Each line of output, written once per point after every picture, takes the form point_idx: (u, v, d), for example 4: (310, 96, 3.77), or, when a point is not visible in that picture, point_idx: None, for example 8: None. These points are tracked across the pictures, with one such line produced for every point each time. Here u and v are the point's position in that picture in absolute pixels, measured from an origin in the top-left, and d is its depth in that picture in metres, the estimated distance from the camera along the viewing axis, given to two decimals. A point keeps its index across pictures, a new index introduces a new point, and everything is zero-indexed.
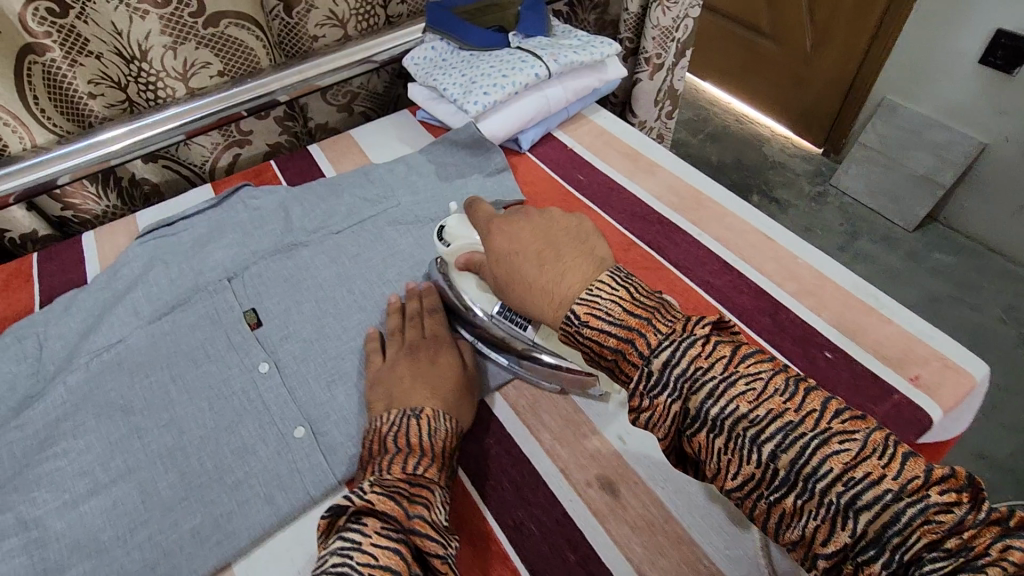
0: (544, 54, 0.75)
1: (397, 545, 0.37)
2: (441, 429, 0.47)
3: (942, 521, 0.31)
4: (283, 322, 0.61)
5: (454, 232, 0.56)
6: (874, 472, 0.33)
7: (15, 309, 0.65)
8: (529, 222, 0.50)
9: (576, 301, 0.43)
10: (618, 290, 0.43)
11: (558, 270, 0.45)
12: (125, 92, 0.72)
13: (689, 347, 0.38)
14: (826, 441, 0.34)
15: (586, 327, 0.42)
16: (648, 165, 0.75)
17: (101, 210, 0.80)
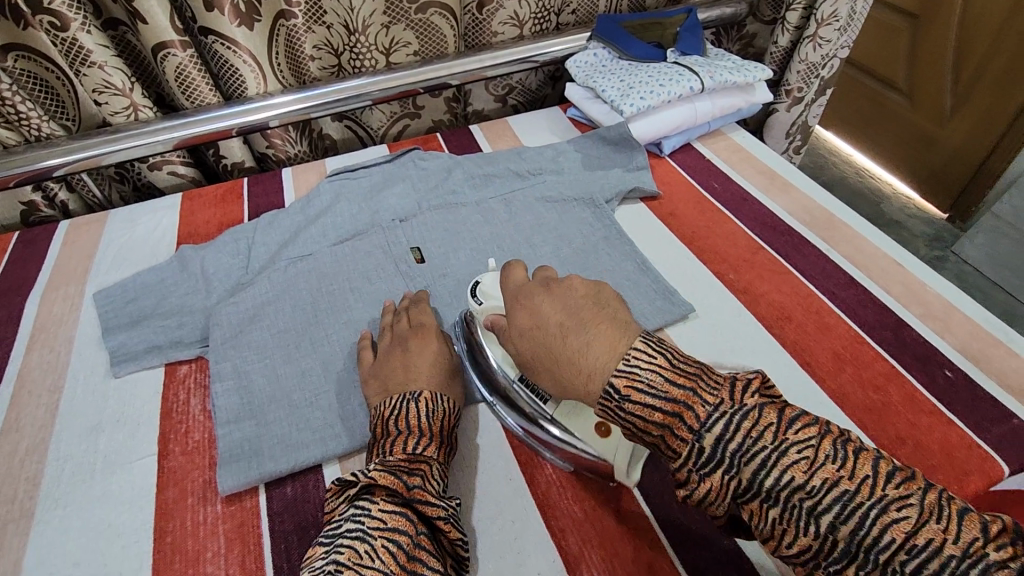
0: (700, 71, 0.82)
1: (402, 510, 0.42)
2: (440, 409, 0.51)
3: (909, 515, 0.32)
4: (442, 262, 0.71)
5: (488, 290, 0.57)
6: (845, 479, 0.33)
7: (229, 216, 0.79)
8: (549, 294, 0.48)
9: (613, 373, 0.40)
10: (655, 357, 0.40)
11: (579, 330, 0.44)
12: (339, 58, 0.87)
13: (742, 419, 0.36)
14: (788, 450, 0.35)
15: (627, 402, 0.39)
16: (783, 184, 0.80)
17: (293, 153, 0.94)
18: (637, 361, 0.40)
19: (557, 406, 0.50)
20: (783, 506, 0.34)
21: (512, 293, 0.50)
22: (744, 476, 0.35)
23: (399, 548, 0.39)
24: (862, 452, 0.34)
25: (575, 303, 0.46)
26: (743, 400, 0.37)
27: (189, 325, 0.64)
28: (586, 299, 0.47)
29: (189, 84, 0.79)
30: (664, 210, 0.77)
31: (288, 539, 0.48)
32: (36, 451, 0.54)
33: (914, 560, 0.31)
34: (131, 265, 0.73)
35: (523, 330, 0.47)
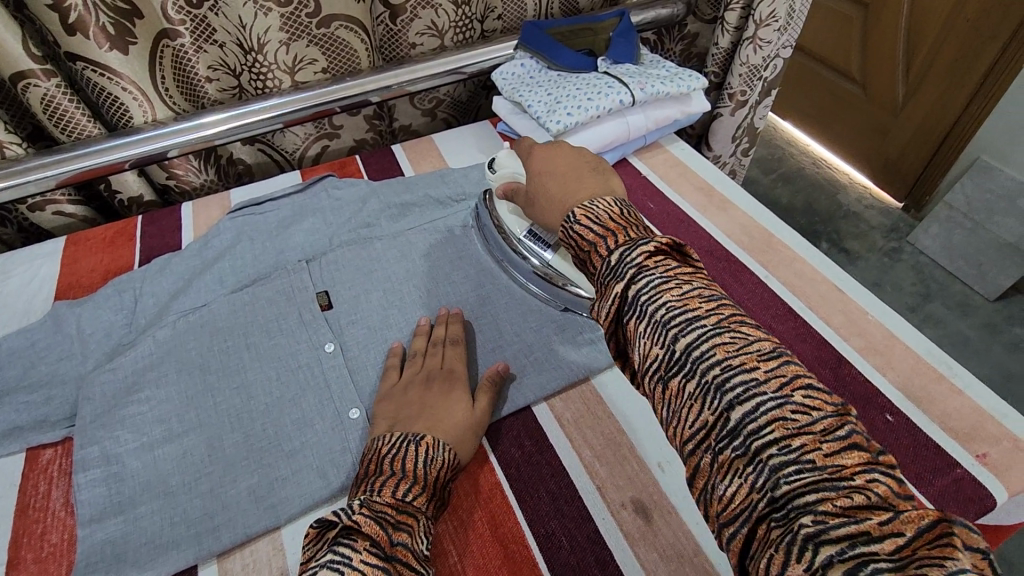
0: (631, 81, 0.77)
1: (383, 565, 0.38)
2: (440, 458, 0.46)
3: (803, 421, 0.32)
4: (352, 307, 0.65)
5: (502, 162, 0.67)
6: (763, 371, 0.34)
7: (117, 263, 0.71)
8: (566, 156, 0.56)
9: (575, 207, 0.46)
10: (613, 209, 0.46)
11: (577, 189, 0.51)
12: (238, 79, 0.79)
13: (649, 264, 0.40)
14: (724, 332, 0.36)
15: (575, 223, 0.45)
16: (721, 202, 0.75)
17: (200, 183, 0.86)
18: (597, 204, 0.46)
19: (559, 257, 0.62)
20: (701, 383, 0.35)
21: (529, 149, 0.60)
22: (680, 349, 0.36)
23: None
24: (793, 366, 0.34)
25: (584, 166, 0.54)
26: (657, 238, 0.41)
27: (56, 399, 0.56)
28: (590, 165, 0.54)
29: (63, 116, 0.70)
30: None
31: None
32: None
33: (787, 456, 0.31)
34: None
35: (533, 182, 0.56)
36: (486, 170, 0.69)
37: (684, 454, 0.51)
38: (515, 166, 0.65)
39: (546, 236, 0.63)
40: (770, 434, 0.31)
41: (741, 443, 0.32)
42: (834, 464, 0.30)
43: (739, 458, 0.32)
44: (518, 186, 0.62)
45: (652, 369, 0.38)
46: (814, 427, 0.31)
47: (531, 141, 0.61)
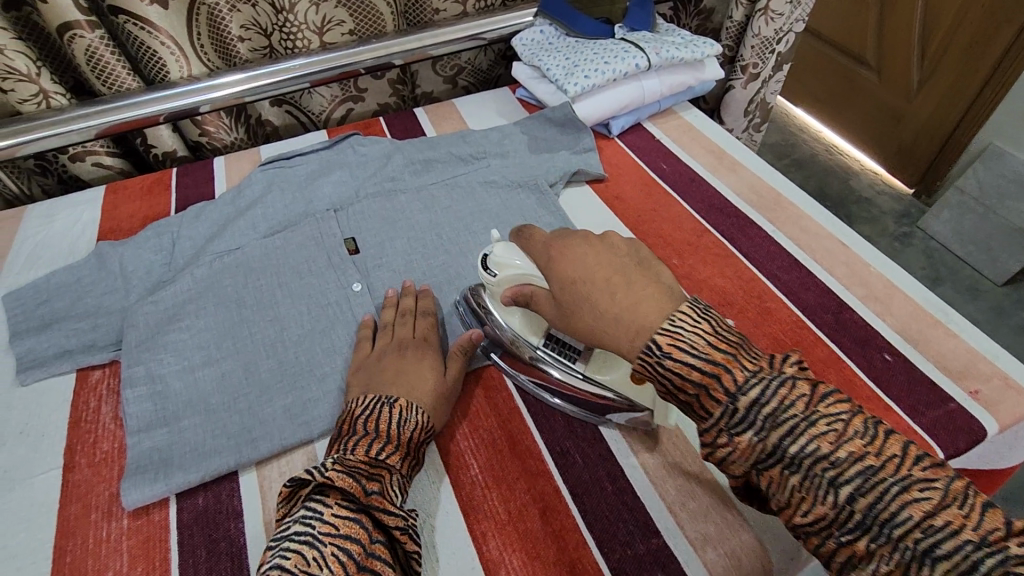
0: (648, 47, 0.79)
1: (357, 516, 0.39)
2: (413, 419, 0.47)
3: (932, 497, 0.32)
4: (378, 252, 0.68)
5: (501, 259, 0.52)
6: (874, 456, 0.34)
7: (155, 210, 0.75)
8: (593, 246, 0.46)
9: (657, 331, 0.39)
10: (700, 321, 0.39)
11: (630, 297, 0.42)
12: (269, 39, 0.83)
13: (780, 386, 0.36)
14: (817, 421, 0.35)
15: (668, 359, 0.38)
16: (732, 163, 0.77)
17: (230, 141, 0.89)
18: (682, 323, 0.39)
19: (586, 364, 0.50)
20: (804, 473, 0.35)
21: (543, 244, 0.49)
22: (769, 442, 0.36)
23: (349, 557, 0.36)
24: (894, 436, 0.35)
25: (619, 263, 0.45)
26: (780, 369, 0.37)
27: (103, 327, 0.60)
28: (629, 258, 0.46)
29: (105, 68, 0.74)
30: (610, 194, 0.74)
31: (196, 553, 0.45)
32: None
33: (929, 537, 0.31)
34: (47, 264, 0.68)
35: (563, 291, 0.45)
36: (479, 268, 0.54)
37: None
38: (521, 264, 0.51)
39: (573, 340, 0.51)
40: (906, 517, 0.32)
41: (876, 531, 0.33)
42: (959, 521, 0.31)
43: (878, 544, 0.32)
44: (534, 292, 0.49)
45: (737, 458, 0.37)
46: (938, 498, 0.32)
47: (543, 231, 0.51)
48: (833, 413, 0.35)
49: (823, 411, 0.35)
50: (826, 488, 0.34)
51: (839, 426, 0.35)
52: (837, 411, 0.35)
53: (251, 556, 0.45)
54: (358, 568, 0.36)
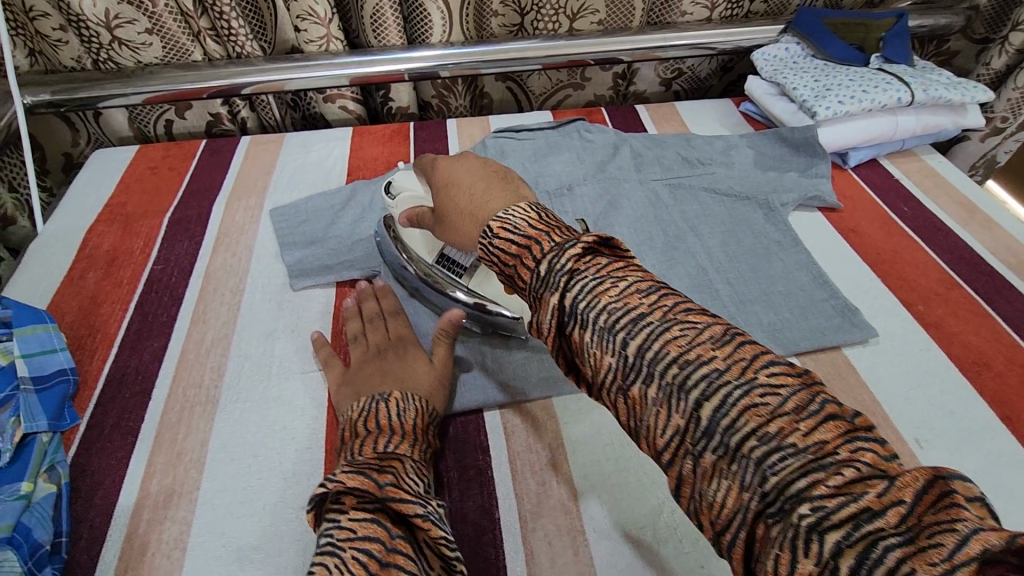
0: (913, 82, 0.76)
1: (373, 514, 0.37)
2: (411, 407, 0.48)
3: (774, 404, 0.28)
4: (608, 235, 0.69)
5: (400, 186, 0.58)
6: (719, 358, 0.30)
7: (397, 157, 0.81)
8: (462, 166, 0.50)
9: (493, 218, 0.40)
10: (531, 212, 0.40)
11: (482, 195, 0.45)
12: (522, 17, 0.87)
13: (573, 251, 0.36)
14: (672, 326, 0.32)
15: (494, 237, 0.39)
16: (985, 220, 0.72)
17: (455, 107, 0.95)
18: (514, 210, 0.40)
19: (470, 278, 0.57)
20: (645, 374, 0.32)
21: (430, 168, 0.53)
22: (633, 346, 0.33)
23: (370, 557, 0.34)
24: (829, 405, 0.28)
25: (487, 172, 0.48)
26: (583, 236, 0.37)
27: (359, 253, 0.66)
28: (497, 174, 0.48)
29: (381, 23, 0.81)
30: (845, 225, 0.72)
31: (450, 475, 0.48)
32: (220, 345, 0.57)
33: (762, 446, 0.28)
34: (304, 188, 0.76)
35: (442, 198, 0.49)
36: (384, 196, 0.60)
37: (943, 437, 0.51)
38: (417, 189, 0.57)
39: (461, 258, 0.57)
40: (814, 489, 0.26)
41: (718, 443, 0.29)
42: (814, 441, 0.27)
43: (722, 459, 0.29)
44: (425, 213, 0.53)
45: (677, 445, 0.31)
46: (784, 408, 0.28)
47: (439, 159, 0.54)
48: (765, 384, 0.29)
49: (756, 381, 0.29)
50: (757, 469, 0.28)
51: (773, 400, 0.29)
52: (777, 386, 0.29)
53: (500, 490, 0.47)
54: (381, 565, 0.34)
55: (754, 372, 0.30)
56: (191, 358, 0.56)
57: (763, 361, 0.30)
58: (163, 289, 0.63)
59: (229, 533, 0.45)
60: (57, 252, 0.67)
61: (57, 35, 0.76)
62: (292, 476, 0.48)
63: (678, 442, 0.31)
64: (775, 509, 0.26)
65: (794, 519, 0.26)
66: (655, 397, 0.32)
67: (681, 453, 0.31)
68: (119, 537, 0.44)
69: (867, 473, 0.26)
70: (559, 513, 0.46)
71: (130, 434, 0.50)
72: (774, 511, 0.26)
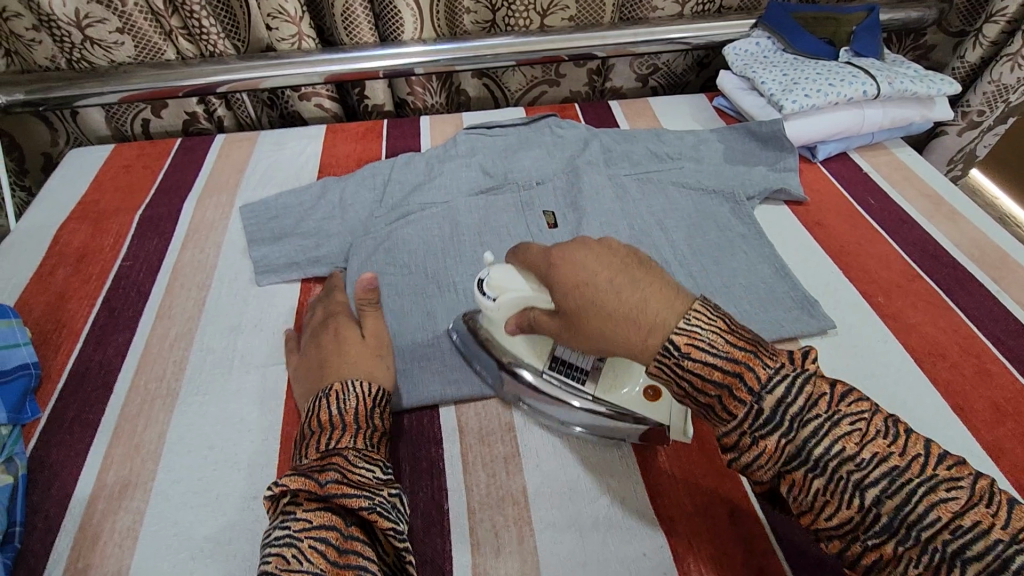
0: (879, 75, 0.76)
1: (322, 511, 0.39)
2: (354, 398, 0.46)
3: (861, 428, 0.34)
4: (574, 229, 0.69)
5: (498, 282, 0.48)
6: (820, 411, 0.35)
7: (369, 154, 0.82)
8: (592, 249, 0.41)
9: (671, 330, 0.36)
10: (714, 318, 0.37)
11: (638, 296, 0.38)
12: (494, 14, 0.88)
13: (796, 378, 0.35)
14: (783, 391, 0.35)
15: (688, 360, 0.36)
16: (950, 212, 0.72)
17: (430, 104, 0.95)
18: (696, 319, 0.36)
19: (595, 385, 0.49)
20: (818, 470, 0.34)
21: (543, 255, 0.43)
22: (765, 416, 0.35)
23: (327, 545, 0.37)
24: (823, 378, 0.36)
25: (619, 260, 0.40)
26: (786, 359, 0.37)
27: (325, 248, 0.67)
28: (628, 259, 0.40)
29: (352, 21, 0.81)
30: (811, 218, 0.72)
31: (402, 467, 0.49)
32: (183, 339, 0.58)
33: (878, 483, 0.33)
34: (275, 185, 0.77)
35: (574, 298, 0.39)
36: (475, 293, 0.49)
37: None
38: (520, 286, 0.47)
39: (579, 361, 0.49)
40: (935, 518, 0.32)
41: (828, 472, 0.34)
42: (905, 463, 0.33)
43: (830, 489, 0.34)
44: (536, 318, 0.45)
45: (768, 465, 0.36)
46: (873, 432, 0.34)
47: (538, 245, 0.45)
48: (850, 413, 0.34)
49: (843, 410, 0.35)
50: (858, 491, 0.33)
51: (861, 426, 0.34)
52: (856, 411, 0.35)
53: (450, 481, 0.48)
54: (338, 554, 0.37)
55: (834, 402, 0.35)
56: (154, 352, 0.57)
57: (838, 391, 0.35)
58: (130, 285, 0.63)
59: (181, 523, 0.45)
60: (27, 249, 0.68)
61: (31, 35, 0.77)
62: (246, 467, 0.49)
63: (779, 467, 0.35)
64: (903, 531, 0.32)
65: (914, 535, 0.32)
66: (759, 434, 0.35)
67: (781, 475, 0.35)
68: (74, 527, 0.45)
69: (952, 485, 0.33)
70: (507, 501, 0.47)
71: (90, 427, 0.51)
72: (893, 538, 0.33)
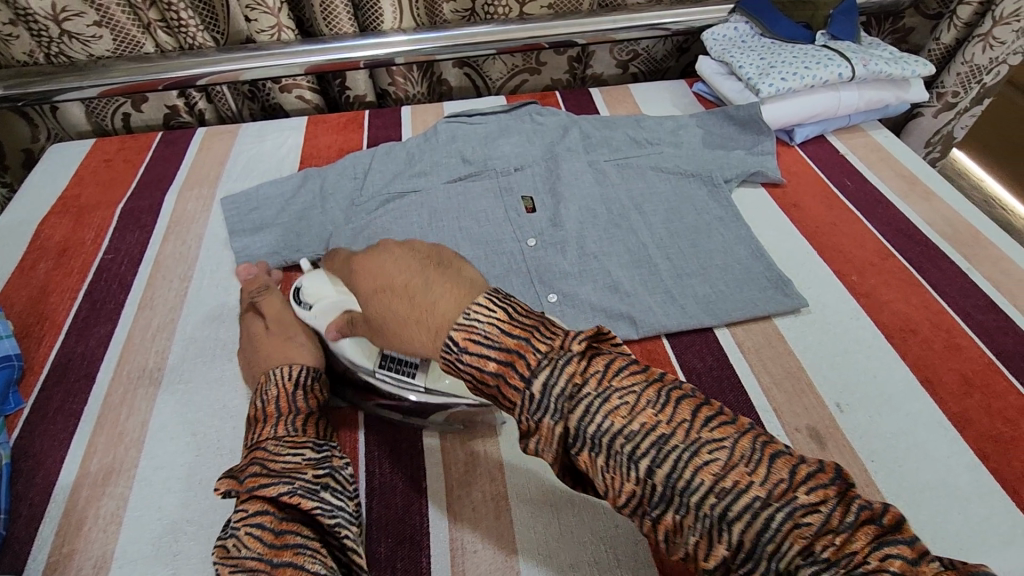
0: (854, 57, 0.77)
1: (248, 501, 0.38)
2: (276, 388, 0.47)
3: (815, 523, 0.29)
4: (553, 215, 0.70)
5: (313, 290, 0.54)
6: (742, 476, 0.30)
7: (350, 144, 0.82)
8: (388, 253, 0.42)
9: (451, 325, 0.36)
10: (497, 311, 0.36)
11: (427, 297, 0.38)
12: (472, 3, 0.88)
13: (568, 365, 0.34)
14: (610, 396, 0.33)
15: (464, 354, 0.35)
16: (926, 192, 0.73)
17: (411, 94, 0.95)
18: (477, 314, 0.36)
19: (425, 375, 0.49)
20: (606, 453, 0.32)
21: (345, 267, 0.46)
22: (571, 423, 0.33)
23: (262, 530, 0.36)
24: (779, 455, 0.31)
25: (418, 260, 0.41)
26: (570, 347, 0.35)
27: (307, 237, 0.67)
28: (429, 257, 0.41)
29: (331, 11, 0.81)
30: (787, 200, 0.73)
31: (381, 449, 0.50)
32: (165, 330, 0.59)
33: (817, 573, 0.28)
34: (256, 177, 0.77)
35: (372, 301, 0.41)
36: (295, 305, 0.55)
37: (864, 401, 0.53)
38: (334, 290, 0.53)
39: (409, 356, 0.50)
40: None
41: (766, 568, 0.29)
42: (752, 473, 0.30)
43: (681, 509, 0.31)
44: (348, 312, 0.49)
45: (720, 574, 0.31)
46: (832, 528, 0.29)
47: (343, 254, 0.50)
48: (805, 503, 0.29)
49: (797, 500, 0.29)
50: None
51: (815, 519, 0.29)
52: (816, 502, 0.29)
53: (428, 462, 0.49)
54: (273, 536, 0.36)
55: (790, 489, 0.30)
56: (136, 343, 0.58)
57: (794, 473, 0.30)
58: (112, 278, 0.64)
59: (164, 507, 0.46)
60: (8, 244, 0.68)
61: (8, 30, 0.77)
62: (227, 452, 0.50)
63: (722, 569, 0.31)
64: None
65: None
66: (688, 524, 0.31)
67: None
68: (58, 513, 0.46)
69: None
70: (484, 480, 0.48)
71: (73, 417, 0.52)
72: (754, 572, 0.30)
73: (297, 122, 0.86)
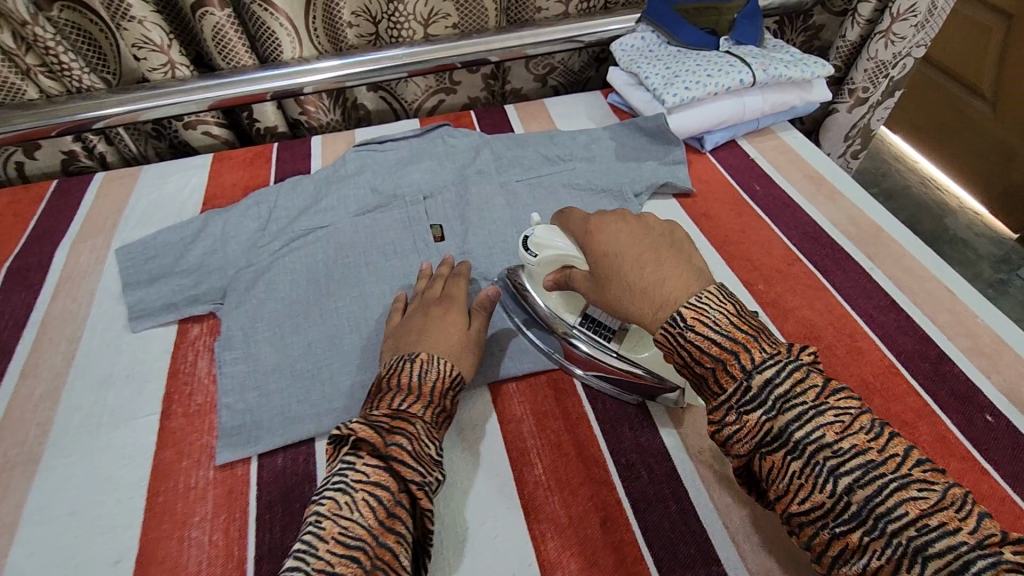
0: (754, 62, 0.77)
1: (383, 472, 0.41)
2: (435, 370, 0.49)
3: (930, 497, 0.34)
4: (462, 243, 0.69)
5: (541, 240, 0.53)
6: (873, 447, 0.36)
7: (257, 180, 0.79)
8: (628, 225, 0.49)
9: (682, 304, 0.42)
10: (723, 301, 0.42)
11: (659, 275, 0.44)
12: (376, 27, 0.87)
13: (792, 368, 0.39)
14: (825, 412, 0.37)
15: (690, 331, 0.41)
16: (831, 191, 0.74)
17: (326, 121, 0.93)
18: (705, 300, 0.42)
19: (620, 343, 0.54)
20: (807, 460, 0.37)
21: (581, 222, 0.51)
22: (777, 425, 0.38)
23: (379, 503, 0.39)
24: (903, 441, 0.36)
25: (656, 241, 0.47)
26: (799, 356, 0.40)
27: (205, 284, 0.64)
28: (663, 240, 0.48)
29: (226, 44, 0.78)
30: (697, 209, 0.73)
31: (273, 510, 0.48)
32: (49, 398, 0.56)
33: (923, 536, 0.33)
34: (155, 223, 0.74)
35: (600, 267, 0.47)
36: (519, 247, 0.54)
37: None
38: (563, 243, 0.51)
39: (608, 321, 0.54)
40: None
41: (866, 522, 0.34)
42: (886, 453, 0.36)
43: (798, 458, 0.37)
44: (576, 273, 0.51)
45: (817, 517, 0.36)
46: (944, 502, 0.34)
47: (578, 212, 0.53)
48: (921, 478, 0.35)
49: (913, 474, 0.35)
50: (913, 556, 0.33)
51: (930, 493, 0.34)
52: (929, 479, 0.35)
53: None
54: (385, 515, 0.39)
55: (904, 466, 0.35)
56: (15, 416, 0.54)
57: (913, 457, 0.36)
58: None
59: None
60: None
61: None
62: (109, 529, 0.47)
63: (817, 514, 0.36)
64: None
65: None
66: (798, 470, 0.37)
67: (820, 524, 0.36)
68: None
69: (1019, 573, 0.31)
70: None
71: None
72: (835, 513, 0.36)
73: (202, 159, 0.83)
